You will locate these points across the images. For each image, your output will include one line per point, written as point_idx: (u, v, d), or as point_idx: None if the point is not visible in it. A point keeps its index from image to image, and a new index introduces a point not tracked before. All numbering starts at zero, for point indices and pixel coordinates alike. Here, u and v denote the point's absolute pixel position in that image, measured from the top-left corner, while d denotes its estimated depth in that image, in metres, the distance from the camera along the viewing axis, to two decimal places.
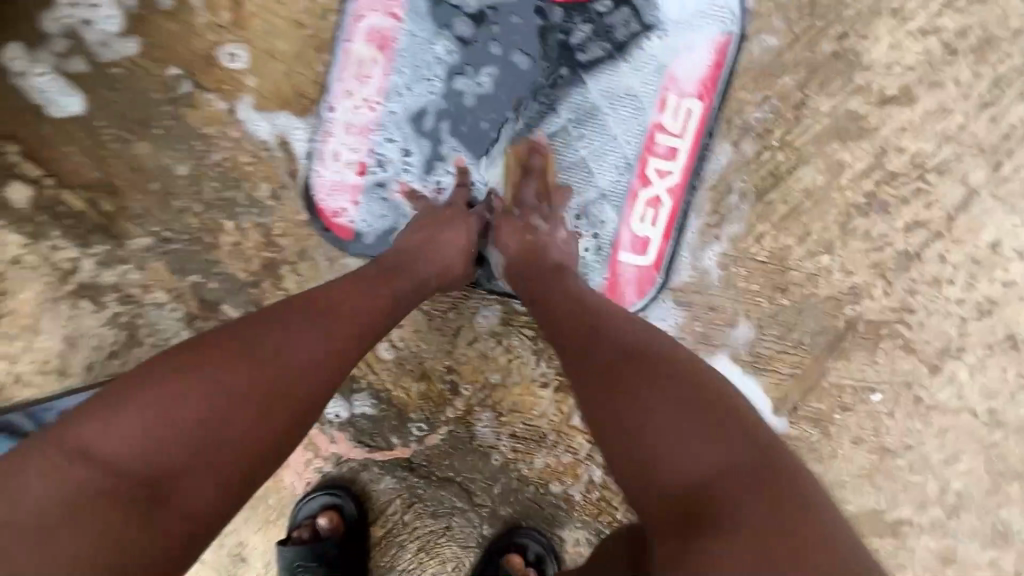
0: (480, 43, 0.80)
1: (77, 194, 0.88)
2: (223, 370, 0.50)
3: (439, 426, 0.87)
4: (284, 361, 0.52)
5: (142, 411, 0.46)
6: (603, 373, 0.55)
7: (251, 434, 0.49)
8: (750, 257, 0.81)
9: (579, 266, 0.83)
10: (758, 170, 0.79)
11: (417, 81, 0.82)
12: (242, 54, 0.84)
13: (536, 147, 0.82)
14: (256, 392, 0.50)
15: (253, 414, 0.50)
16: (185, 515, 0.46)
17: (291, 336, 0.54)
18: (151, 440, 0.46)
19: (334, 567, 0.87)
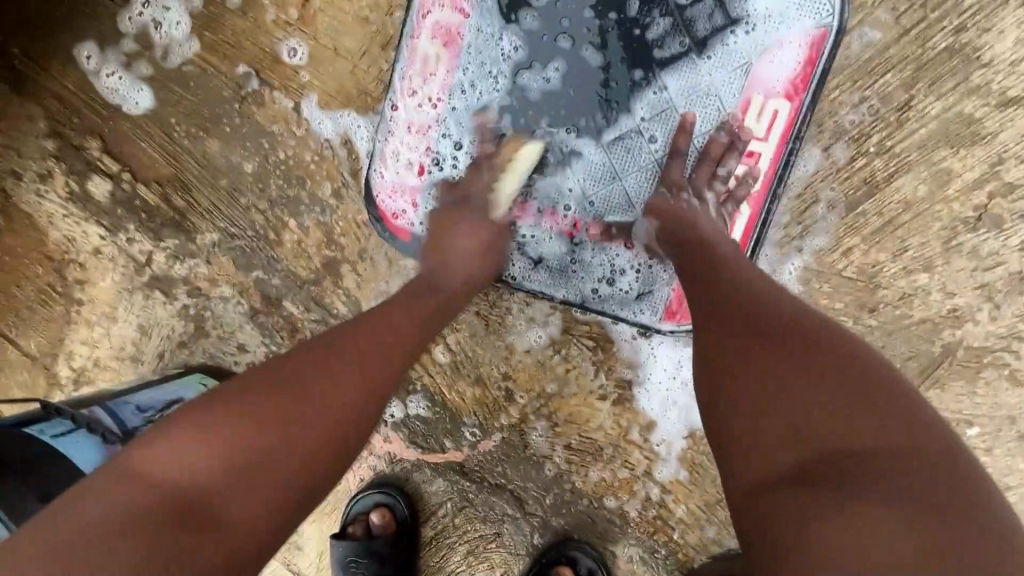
0: (549, 38, 0.76)
1: (151, 189, 0.91)
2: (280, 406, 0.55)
3: (492, 432, 0.86)
4: (336, 394, 0.57)
5: (215, 444, 0.51)
6: (736, 380, 0.53)
7: (309, 454, 0.54)
8: (835, 272, 0.75)
9: (644, 276, 0.79)
10: (850, 178, 0.73)
11: (483, 78, 0.79)
12: (302, 49, 0.84)
13: (604, 150, 0.77)
14: (318, 410, 0.56)
15: (314, 434, 0.55)
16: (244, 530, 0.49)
17: (329, 366, 0.59)
18: (232, 467, 0.51)
19: (387, 563, 0.88)
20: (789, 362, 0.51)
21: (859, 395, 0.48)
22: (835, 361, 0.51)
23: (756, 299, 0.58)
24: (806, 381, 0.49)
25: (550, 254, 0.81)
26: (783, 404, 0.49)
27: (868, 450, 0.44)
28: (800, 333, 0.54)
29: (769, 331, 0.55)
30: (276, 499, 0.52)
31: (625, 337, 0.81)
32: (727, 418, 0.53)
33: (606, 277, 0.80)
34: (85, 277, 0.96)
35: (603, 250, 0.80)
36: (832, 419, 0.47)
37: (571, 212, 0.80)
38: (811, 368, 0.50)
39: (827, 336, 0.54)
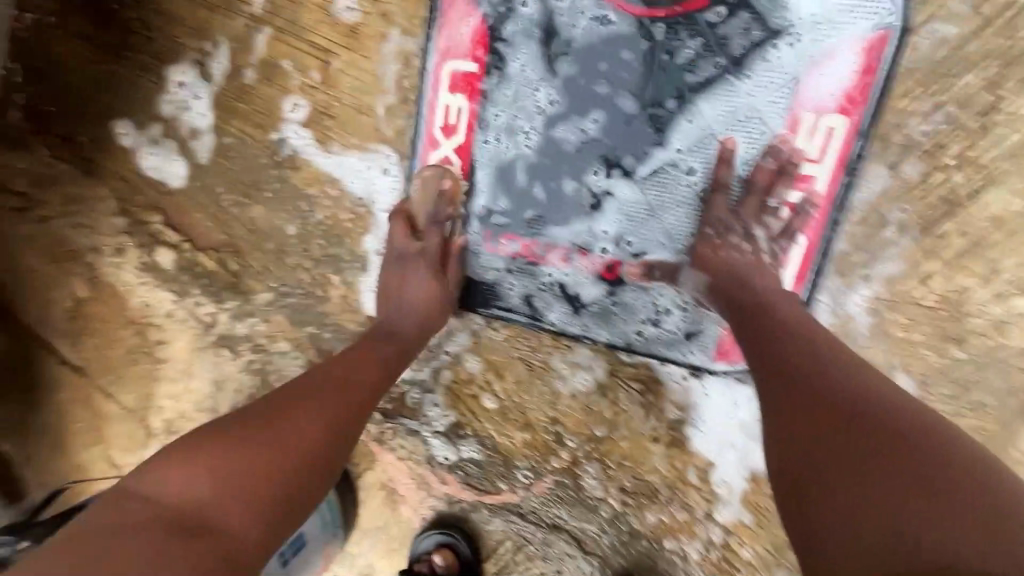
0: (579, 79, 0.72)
1: (210, 255, 0.97)
2: (303, 391, 0.64)
3: (545, 475, 0.86)
4: (355, 388, 0.67)
5: (269, 399, 0.63)
6: (800, 437, 0.52)
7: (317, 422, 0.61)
8: (912, 302, 0.67)
9: (691, 315, 0.75)
10: (926, 196, 0.64)
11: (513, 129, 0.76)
12: (301, 103, 0.87)
13: (642, 188, 0.72)
14: (336, 375, 0.67)
15: (310, 433, 0.60)
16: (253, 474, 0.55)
17: (337, 388, 0.65)
18: (216, 450, 0.56)
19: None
20: (836, 432, 0.50)
21: (908, 455, 0.46)
22: (883, 421, 0.49)
23: (810, 354, 0.56)
24: (858, 450, 0.48)
25: (590, 298, 0.78)
26: (842, 480, 0.47)
27: (941, 515, 0.41)
28: (859, 391, 0.52)
29: (813, 399, 0.53)
30: (279, 468, 0.57)
31: (675, 378, 0.78)
32: (796, 506, 0.50)
33: (651, 318, 0.76)
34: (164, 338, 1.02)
35: (645, 289, 0.76)
36: (892, 487, 0.44)
37: (609, 252, 0.75)
38: (857, 437, 0.48)
39: (869, 393, 0.52)
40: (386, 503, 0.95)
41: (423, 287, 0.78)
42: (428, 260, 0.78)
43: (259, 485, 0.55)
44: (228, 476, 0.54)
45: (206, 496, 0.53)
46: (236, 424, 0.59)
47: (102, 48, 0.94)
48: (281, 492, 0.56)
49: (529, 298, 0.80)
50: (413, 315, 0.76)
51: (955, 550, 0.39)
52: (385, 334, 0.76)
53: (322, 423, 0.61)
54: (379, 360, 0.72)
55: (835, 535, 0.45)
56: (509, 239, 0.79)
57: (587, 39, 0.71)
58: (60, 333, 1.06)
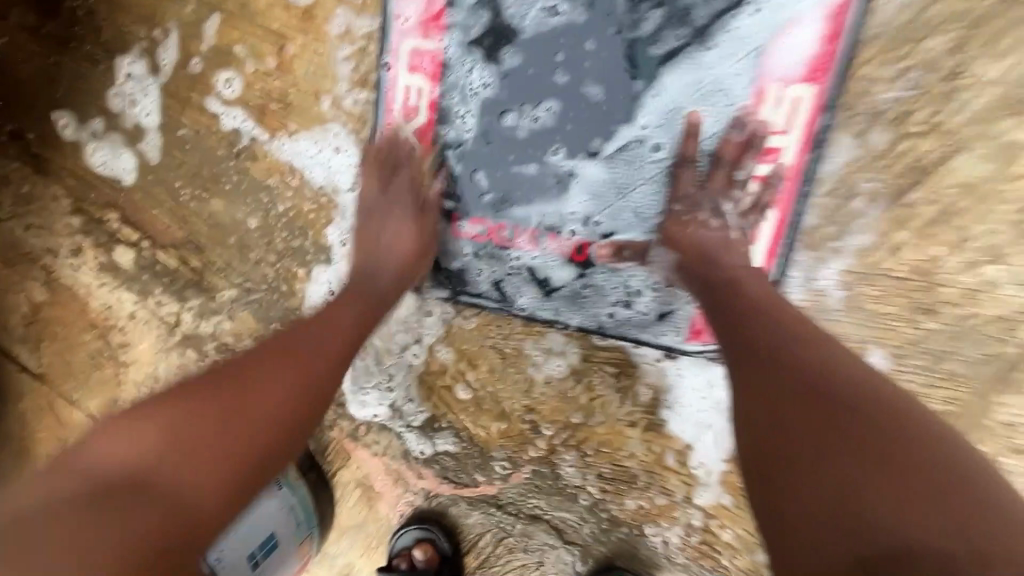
0: (534, 62, 0.70)
1: (170, 252, 0.94)
2: (228, 415, 0.53)
3: (522, 465, 0.84)
4: (265, 397, 0.55)
5: (173, 414, 0.52)
6: (767, 412, 0.50)
7: (225, 453, 0.51)
8: (883, 273, 0.66)
9: (663, 295, 0.73)
10: (892, 164, 0.63)
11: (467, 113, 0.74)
12: (236, 83, 0.84)
13: (608, 166, 0.71)
14: (233, 446, 0.52)
15: (210, 471, 0.50)
16: (178, 499, 0.47)
17: (226, 434, 0.52)
18: (108, 514, 0.45)
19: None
20: (807, 417, 0.47)
21: (882, 443, 0.43)
22: (859, 407, 0.46)
23: (779, 331, 0.54)
24: (832, 438, 0.45)
25: (562, 281, 0.76)
26: (814, 468, 0.45)
27: (912, 505, 0.40)
28: (830, 371, 0.50)
29: (781, 374, 0.51)
30: (174, 502, 0.47)
31: (649, 359, 0.77)
32: (761, 491, 0.48)
33: (622, 300, 0.75)
34: (127, 340, 0.98)
35: (616, 270, 0.74)
36: (864, 476, 0.42)
37: (578, 234, 0.73)
38: (831, 423, 0.46)
39: (845, 377, 0.49)
40: (362, 501, 0.93)
41: (403, 230, 0.74)
42: (404, 207, 0.74)
43: (150, 492, 0.47)
44: (122, 529, 0.44)
45: (104, 549, 0.42)
46: (158, 447, 0.49)
47: (46, 39, 0.90)
48: (190, 520, 0.47)
49: (498, 282, 0.78)
50: (392, 262, 0.73)
51: (921, 539, 0.38)
52: (367, 240, 0.74)
53: (242, 442, 0.52)
54: (293, 357, 0.60)
55: (802, 524, 0.44)
56: (474, 224, 0.77)
57: (541, 19, 0.69)
58: (18, 339, 1.02)
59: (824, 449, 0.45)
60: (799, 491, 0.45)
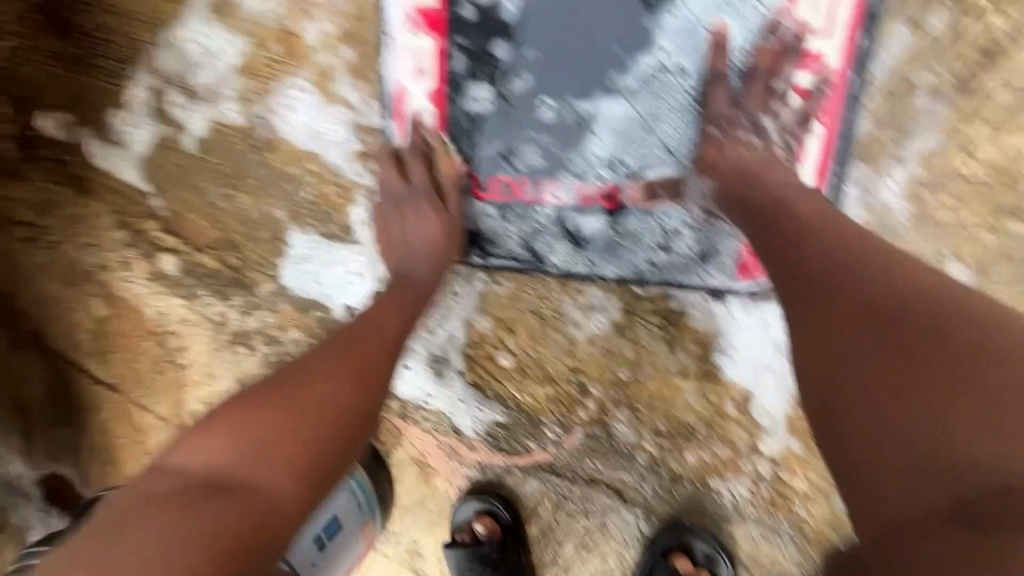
0: (511, 11, 0.67)
1: (209, 254, 0.97)
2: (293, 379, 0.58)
3: (574, 427, 0.82)
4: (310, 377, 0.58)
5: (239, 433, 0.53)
6: (830, 340, 0.47)
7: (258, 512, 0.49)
8: (955, 177, 0.59)
9: (702, 234, 0.68)
10: (956, 50, 0.56)
11: (456, 81, 0.71)
12: (216, 61, 0.86)
13: (631, 102, 0.66)
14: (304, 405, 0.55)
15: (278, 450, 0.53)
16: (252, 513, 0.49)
17: (291, 408, 0.55)
18: (173, 519, 0.47)
19: (499, 567, 0.87)
20: (891, 351, 0.44)
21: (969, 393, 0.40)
22: (937, 339, 0.43)
23: (843, 255, 0.50)
24: (914, 368, 0.42)
25: (595, 231, 0.72)
26: (890, 431, 0.42)
27: (1002, 441, 0.38)
28: (907, 290, 0.46)
29: (855, 304, 0.47)
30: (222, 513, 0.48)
31: (695, 303, 0.72)
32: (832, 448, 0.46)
33: (660, 243, 0.70)
34: (181, 343, 1.03)
35: (648, 212, 0.69)
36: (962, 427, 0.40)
37: (608, 178, 0.69)
38: (912, 371, 0.42)
39: (914, 292, 0.45)
40: (419, 477, 0.94)
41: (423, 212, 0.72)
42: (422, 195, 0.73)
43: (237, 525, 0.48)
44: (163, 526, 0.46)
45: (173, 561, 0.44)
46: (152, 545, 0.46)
47: (66, 60, 0.92)
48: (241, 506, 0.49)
49: (528, 240, 0.75)
50: (421, 261, 0.72)
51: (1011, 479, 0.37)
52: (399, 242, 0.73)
53: (287, 476, 0.52)
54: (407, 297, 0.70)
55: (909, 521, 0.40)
56: (495, 181, 0.73)
57: None
58: (87, 352, 1.07)
59: (909, 387, 0.42)
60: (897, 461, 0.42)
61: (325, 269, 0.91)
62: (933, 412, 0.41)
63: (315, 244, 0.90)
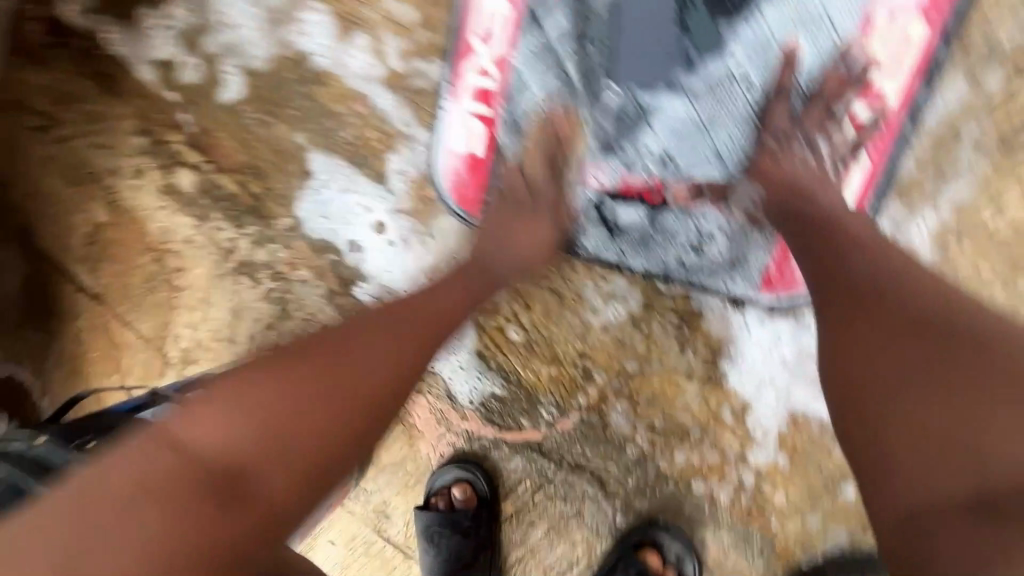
0: None
1: (231, 177, 0.95)
2: (317, 381, 0.49)
3: (570, 412, 0.83)
4: (355, 370, 0.52)
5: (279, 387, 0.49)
6: (845, 320, 0.51)
7: (267, 503, 0.44)
8: (980, 229, 0.62)
9: (736, 242, 0.71)
10: (1009, 111, 0.59)
11: (526, 50, 0.73)
12: None
13: (693, 103, 0.68)
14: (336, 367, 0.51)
15: (300, 439, 0.47)
16: (266, 504, 0.44)
17: (329, 379, 0.50)
18: (202, 424, 0.46)
19: (467, 536, 0.90)
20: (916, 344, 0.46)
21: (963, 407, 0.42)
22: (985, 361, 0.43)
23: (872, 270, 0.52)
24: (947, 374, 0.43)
25: (632, 223, 0.74)
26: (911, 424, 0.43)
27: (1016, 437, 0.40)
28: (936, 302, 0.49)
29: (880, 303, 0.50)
30: (259, 508, 0.44)
31: (714, 309, 0.74)
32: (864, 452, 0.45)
33: (693, 244, 0.72)
34: (183, 266, 1.02)
35: (688, 213, 0.71)
36: (981, 416, 0.41)
37: (655, 172, 0.71)
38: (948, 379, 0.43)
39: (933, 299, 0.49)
40: (403, 436, 0.95)
41: None
42: None
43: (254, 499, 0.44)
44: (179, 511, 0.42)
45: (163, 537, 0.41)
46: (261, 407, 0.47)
47: None
48: (278, 509, 0.45)
49: (563, 219, 0.77)
50: None
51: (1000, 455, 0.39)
52: None
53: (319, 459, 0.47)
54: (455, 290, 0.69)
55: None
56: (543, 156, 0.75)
57: None
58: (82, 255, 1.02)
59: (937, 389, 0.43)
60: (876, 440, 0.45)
61: (339, 196, 0.89)
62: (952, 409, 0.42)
63: (332, 169, 0.89)
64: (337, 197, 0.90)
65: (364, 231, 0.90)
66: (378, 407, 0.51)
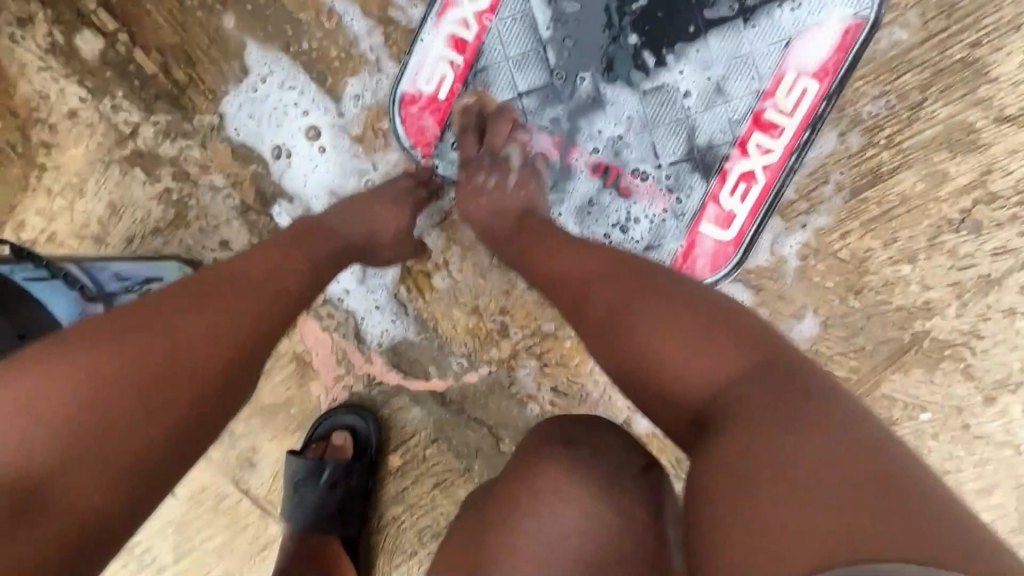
0: None
1: (150, 56, 0.84)
2: (102, 379, 0.46)
3: (480, 365, 0.85)
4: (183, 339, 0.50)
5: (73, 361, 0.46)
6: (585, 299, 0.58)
7: (89, 508, 0.45)
8: (831, 252, 0.80)
9: (656, 227, 0.81)
10: (859, 165, 0.78)
11: (508, 15, 0.79)
12: None
13: (643, 101, 0.79)
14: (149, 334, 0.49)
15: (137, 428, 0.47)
16: (90, 505, 0.45)
17: (150, 353, 0.48)
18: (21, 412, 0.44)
19: (337, 487, 0.85)
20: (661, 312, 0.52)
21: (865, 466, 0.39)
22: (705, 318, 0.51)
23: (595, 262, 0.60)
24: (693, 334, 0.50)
25: (571, 194, 0.82)
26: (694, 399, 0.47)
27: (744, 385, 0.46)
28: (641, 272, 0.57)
29: (613, 282, 0.57)
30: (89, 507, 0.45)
31: None
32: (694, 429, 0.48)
33: (620, 224, 0.81)
34: (56, 142, 0.85)
35: (621, 196, 0.81)
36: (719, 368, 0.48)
37: (600, 153, 0.81)
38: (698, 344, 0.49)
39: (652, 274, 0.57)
40: (295, 375, 0.88)
41: None
42: None
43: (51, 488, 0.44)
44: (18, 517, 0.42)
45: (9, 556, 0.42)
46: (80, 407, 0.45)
47: None
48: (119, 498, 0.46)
49: None
50: None
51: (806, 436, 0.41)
52: None
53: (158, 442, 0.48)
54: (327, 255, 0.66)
55: (549, 524, 0.52)
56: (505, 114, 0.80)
57: None
58: None
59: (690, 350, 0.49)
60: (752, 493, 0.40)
61: (278, 92, 0.84)
62: (717, 383, 0.48)
63: (276, 63, 0.84)
64: (273, 98, 0.84)
65: (296, 138, 0.85)
66: (227, 380, 0.52)
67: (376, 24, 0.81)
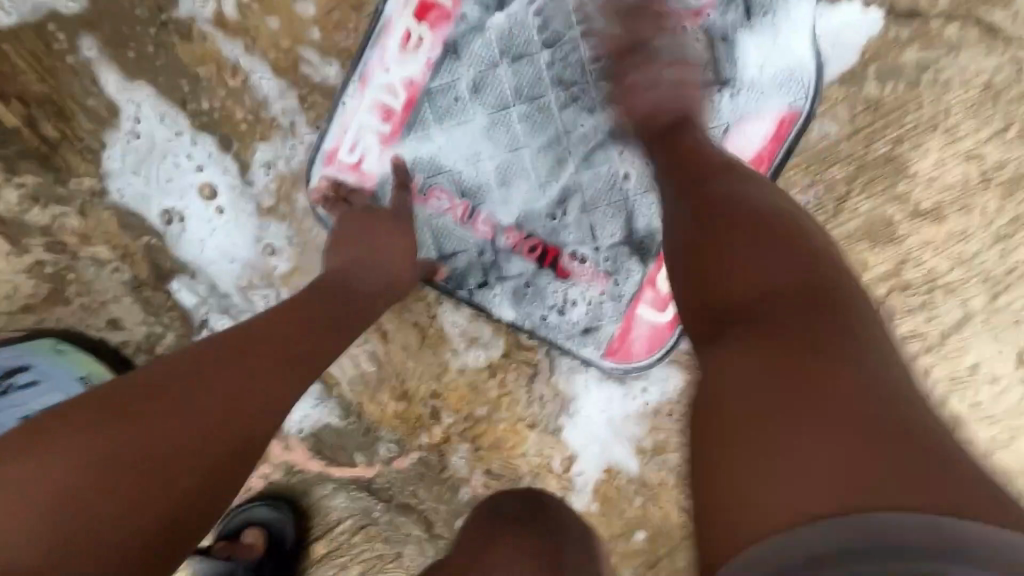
0: (514, 54, 0.71)
1: (8, 106, 0.70)
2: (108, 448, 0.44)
3: (410, 450, 0.81)
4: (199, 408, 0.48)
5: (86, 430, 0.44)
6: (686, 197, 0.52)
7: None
8: None
9: (593, 310, 0.78)
10: None
11: (441, 83, 0.72)
12: None
13: (582, 181, 0.75)
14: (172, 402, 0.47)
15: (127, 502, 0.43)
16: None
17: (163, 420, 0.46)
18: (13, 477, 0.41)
19: None
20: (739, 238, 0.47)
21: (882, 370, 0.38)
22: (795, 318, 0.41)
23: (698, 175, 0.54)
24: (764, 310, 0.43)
25: (507, 275, 0.77)
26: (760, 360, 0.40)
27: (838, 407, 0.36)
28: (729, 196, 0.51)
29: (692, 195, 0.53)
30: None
31: (563, 368, 0.80)
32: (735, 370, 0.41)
33: (558, 306, 0.78)
34: None
35: (558, 279, 0.77)
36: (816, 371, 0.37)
37: (538, 232, 0.76)
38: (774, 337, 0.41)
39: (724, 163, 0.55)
40: None
41: None
42: None
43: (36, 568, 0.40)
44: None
45: None
46: (53, 486, 0.42)
47: None
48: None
49: (444, 256, 0.76)
50: None
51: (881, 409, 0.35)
52: None
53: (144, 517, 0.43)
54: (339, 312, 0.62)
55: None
56: (439, 190, 0.75)
57: (529, 16, 0.71)
58: None
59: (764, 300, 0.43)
60: (730, 442, 0.39)
61: (162, 146, 0.74)
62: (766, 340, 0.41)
63: (158, 114, 0.73)
64: (162, 151, 0.74)
65: (188, 197, 0.75)
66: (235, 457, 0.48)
67: (289, 85, 0.73)
